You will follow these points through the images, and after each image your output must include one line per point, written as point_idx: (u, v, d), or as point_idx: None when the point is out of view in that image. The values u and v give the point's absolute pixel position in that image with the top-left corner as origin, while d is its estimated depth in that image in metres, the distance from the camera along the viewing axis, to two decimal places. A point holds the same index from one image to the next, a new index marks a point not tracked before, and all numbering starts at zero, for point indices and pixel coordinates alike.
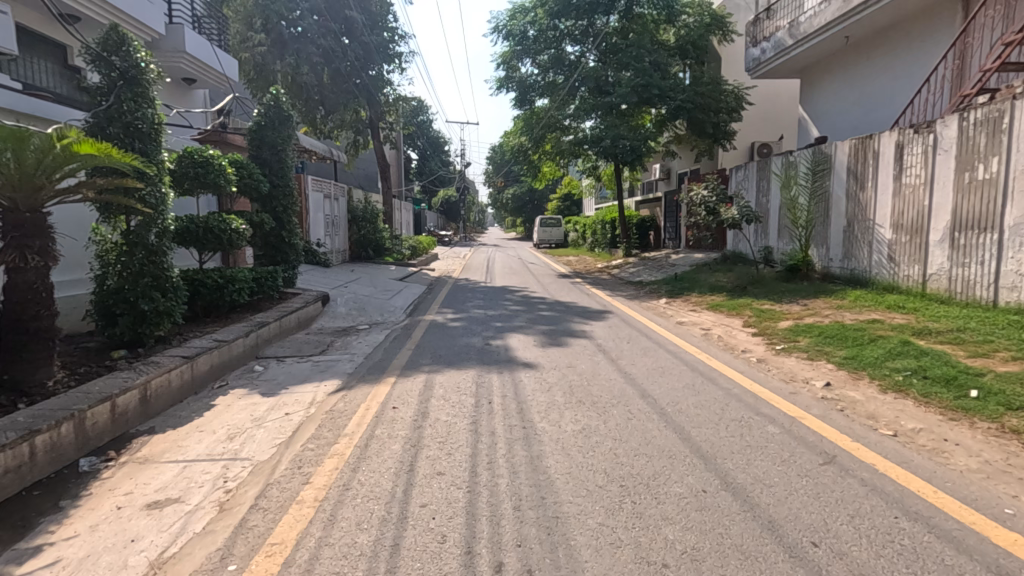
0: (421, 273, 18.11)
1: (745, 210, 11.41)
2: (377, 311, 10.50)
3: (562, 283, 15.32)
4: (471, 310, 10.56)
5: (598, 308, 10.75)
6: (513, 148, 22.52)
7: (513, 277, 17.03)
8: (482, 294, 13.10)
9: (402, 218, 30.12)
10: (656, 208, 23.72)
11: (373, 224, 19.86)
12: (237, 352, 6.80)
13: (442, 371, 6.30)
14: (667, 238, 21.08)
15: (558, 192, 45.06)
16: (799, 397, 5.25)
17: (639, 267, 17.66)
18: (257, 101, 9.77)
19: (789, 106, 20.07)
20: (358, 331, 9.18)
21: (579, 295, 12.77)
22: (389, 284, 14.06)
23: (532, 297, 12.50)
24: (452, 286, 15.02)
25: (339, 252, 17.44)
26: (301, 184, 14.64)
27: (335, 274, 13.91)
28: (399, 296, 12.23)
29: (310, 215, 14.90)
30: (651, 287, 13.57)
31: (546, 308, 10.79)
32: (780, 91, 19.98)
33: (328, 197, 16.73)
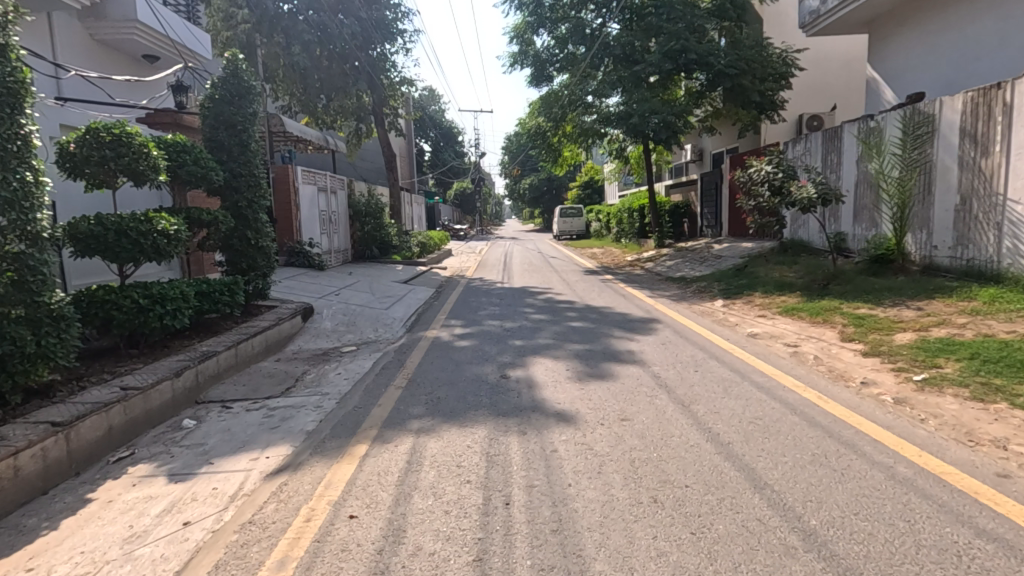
0: (431, 273, 16.22)
1: (823, 187, 8.87)
2: (369, 327, 8.65)
3: (589, 281, 13.29)
4: (484, 322, 8.62)
5: (640, 314, 8.75)
6: (531, 132, 20.46)
7: (534, 274, 15.05)
8: (498, 298, 11.16)
9: (413, 212, 28.27)
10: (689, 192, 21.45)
11: (378, 219, 18.02)
12: (160, 402, 4.94)
13: (437, 427, 4.40)
14: (705, 226, 18.84)
15: (578, 180, 42.74)
16: (1017, 483, 3.18)
17: (677, 260, 15.52)
18: (212, 70, 7.84)
19: (843, 72, 17.57)
20: (342, 355, 7.32)
21: (613, 297, 10.73)
22: (390, 289, 12.21)
23: (557, 300, 10.53)
24: (464, 288, 13.12)
25: (337, 252, 15.69)
26: (290, 177, 12.92)
27: (329, 278, 12.11)
28: (399, 305, 10.37)
29: (299, 211, 13.10)
30: (698, 284, 11.44)
31: (576, 317, 8.81)
32: (831, 55, 17.51)
33: (323, 190, 14.94)
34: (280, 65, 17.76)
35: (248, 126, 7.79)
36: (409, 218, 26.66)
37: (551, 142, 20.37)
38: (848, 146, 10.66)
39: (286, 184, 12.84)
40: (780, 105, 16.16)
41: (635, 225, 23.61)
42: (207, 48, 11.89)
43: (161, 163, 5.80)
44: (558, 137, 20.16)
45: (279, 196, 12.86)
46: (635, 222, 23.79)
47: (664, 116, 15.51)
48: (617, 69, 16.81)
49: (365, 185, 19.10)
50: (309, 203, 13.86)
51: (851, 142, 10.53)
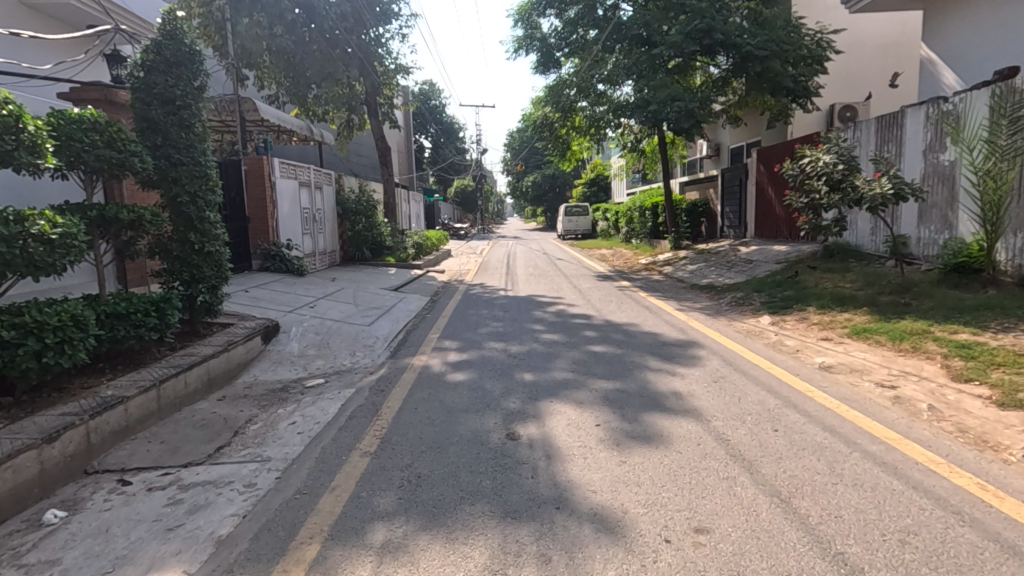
0: (427, 277, 14.70)
1: (899, 181, 7.28)
2: (344, 351, 7.12)
3: (604, 290, 11.76)
4: (484, 344, 7.08)
5: (674, 336, 7.21)
6: (536, 124, 18.99)
7: (540, 280, 13.52)
8: (500, 309, 9.61)
9: (410, 210, 26.72)
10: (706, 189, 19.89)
11: (370, 218, 16.51)
12: (16, 484, 3.41)
13: (412, 542, 2.85)
14: (727, 226, 17.29)
15: (583, 177, 41.11)
16: None
17: (700, 265, 13.99)
18: (146, 30, 6.26)
19: (881, 57, 16.01)
20: (304, 391, 5.78)
21: (636, 310, 9.18)
22: (378, 298, 10.69)
23: (571, 314, 9.01)
24: (464, 296, 11.61)
25: (322, 254, 14.18)
26: (266, 170, 11.38)
27: (307, 285, 10.59)
28: (384, 319, 8.85)
29: (276, 209, 11.66)
30: (733, 295, 9.90)
31: (596, 338, 7.26)
32: (868, 38, 15.95)
33: (306, 185, 13.44)
34: (262, 48, 16.18)
35: (191, 103, 6.22)
36: (405, 216, 25.14)
37: (558, 134, 18.86)
38: (911, 135, 9.07)
39: (260, 178, 11.30)
40: (814, 92, 14.60)
41: (648, 224, 22.08)
42: (156, 16, 10.96)
43: (47, 143, 4.31)
44: (567, 128, 18.65)
45: (252, 191, 11.32)
46: (647, 221, 22.27)
47: (687, 103, 13.95)
48: (632, 53, 15.23)
49: (356, 180, 17.56)
50: (288, 200, 12.33)
51: (917, 128, 8.95)
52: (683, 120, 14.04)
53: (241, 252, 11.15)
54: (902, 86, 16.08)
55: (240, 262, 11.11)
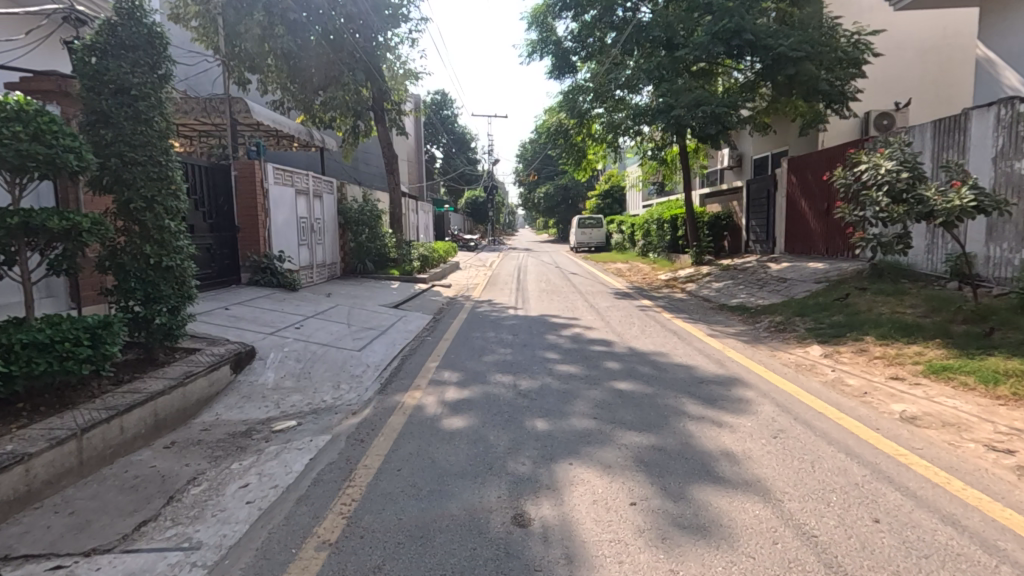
0: (432, 293, 13.77)
1: (979, 191, 6.20)
2: (327, 384, 6.13)
3: (624, 310, 10.71)
4: (489, 378, 6.07)
5: (712, 371, 6.14)
6: (550, 130, 18.14)
7: (553, 298, 12.52)
8: (509, 332, 8.60)
9: (418, 220, 25.89)
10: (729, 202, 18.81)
11: (374, 229, 15.66)
12: None
13: None
14: (754, 241, 16.19)
15: (597, 189, 40.15)
16: None
17: (728, 283, 12.91)
18: (102, 10, 5.39)
19: (916, 64, 15.37)
20: (270, 437, 4.79)
21: (663, 336, 8.13)
22: (375, 316, 9.74)
23: (589, 339, 7.98)
24: (470, 315, 10.63)
25: (319, 267, 13.31)
26: (258, 176, 10.55)
27: (298, 301, 9.68)
28: (378, 343, 7.88)
29: (269, 219, 10.83)
30: (771, 318, 8.81)
31: (619, 371, 6.23)
32: (902, 44, 15.30)
33: (304, 193, 12.61)
34: (265, 51, 15.45)
35: (150, 93, 5.32)
36: (413, 227, 24.30)
37: (573, 142, 17.96)
38: (977, 139, 8.00)
39: (252, 184, 10.46)
40: (850, 97, 13.56)
41: (666, 237, 21.05)
42: None
43: None
44: (584, 133, 17.75)
45: (242, 198, 10.48)
46: (666, 234, 21.22)
47: (713, 108, 12.95)
48: (654, 56, 14.30)
49: (361, 189, 16.74)
50: (282, 208, 11.49)
51: (985, 132, 7.87)
52: (710, 126, 13.03)
53: (228, 264, 10.29)
54: (937, 95, 15.52)
55: (227, 274, 10.24)
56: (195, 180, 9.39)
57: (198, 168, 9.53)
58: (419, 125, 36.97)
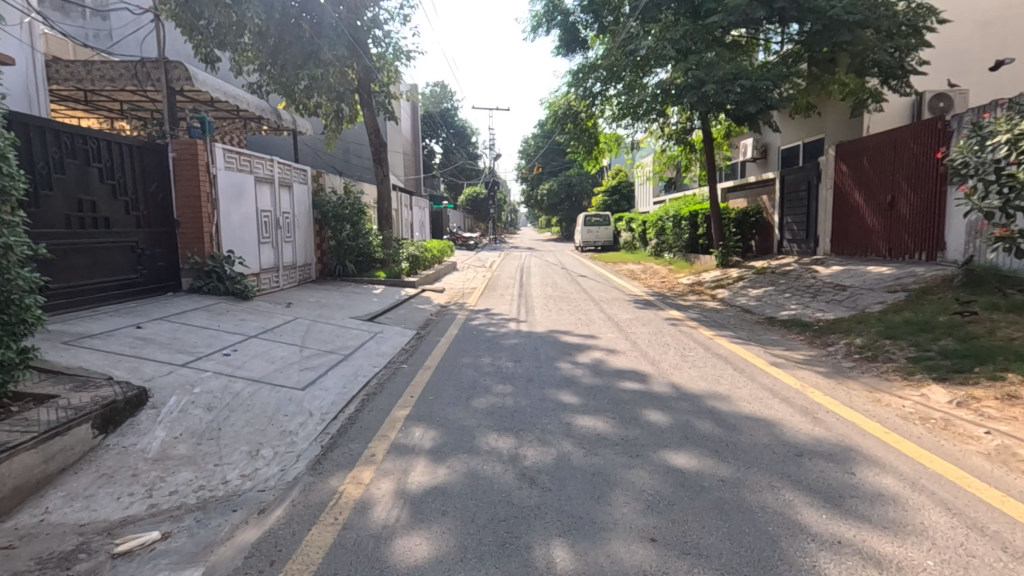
0: (420, 300, 11.84)
1: None
2: (241, 449, 4.17)
3: (651, 324, 8.76)
4: (479, 443, 4.11)
5: (807, 432, 4.18)
6: (556, 113, 16.12)
7: (563, 307, 10.59)
8: (509, 357, 6.66)
9: (412, 217, 23.98)
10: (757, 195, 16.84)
11: (356, 225, 13.76)
12: None
13: None
14: (789, 240, 14.22)
15: (604, 184, 38.18)
16: None
17: (768, 290, 10.97)
18: None
19: (976, 37, 13.40)
20: (104, 569, 2.82)
21: (713, 366, 6.17)
22: (342, 333, 7.79)
23: (614, 370, 6.04)
24: (462, 330, 8.67)
25: (288, 269, 11.42)
26: (203, 161, 8.60)
27: (247, 314, 7.76)
28: (334, 374, 5.93)
29: (218, 211, 8.88)
30: (847, 339, 6.83)
31: (669, 432, 4.26)
32: (961, 15, 13.32)
33: (267, 181, 10.65)
34: (231, 21, 13.50)
35: None
36: (406, 224, 22.39)
37: (583, 127, 15.98)
38: None
39: (195, 169, 8.50)
40: (911, 71, 11.58)
41: (684, 236, 19.12)
42: None
43: None
44: (597, 117, 15.76)
45: (182, 187, 8.51)
46: (683, 233, 19.29)
47: (752, 82, 10.97)
48: (679, 25, 12.31)
49: (342, 180, 14.79)
50: (238, 200, 9.54)
51: None
52: (748, 104, 11.06)
53: (162, 266, 8.30)
54: (999, 74, 13.55)
55: (161, 279, 8.26)
56: (115, 161, 7.44)
57: (121, 147, 7.57)
58: (416, 116, 34.99)
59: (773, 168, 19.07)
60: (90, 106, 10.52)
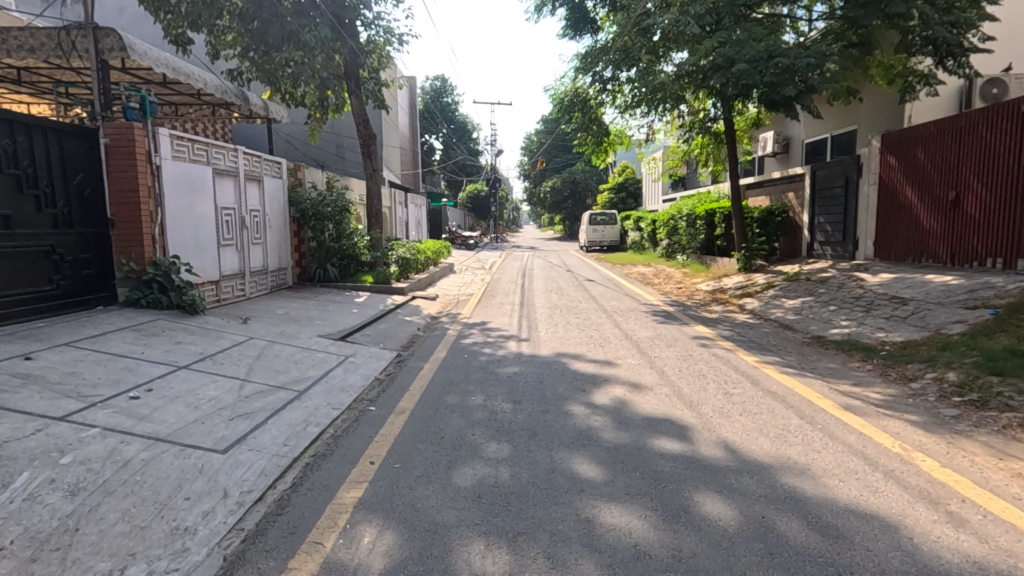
0: (408, 310, 10.43)
1: None
2: (98, 568, 2.74)
3: (677, 345, 7.34)
4: (456, 567, 2.68)
5: (952, 547, 2.77)
6: (561, 102, 14.59)
7: (570, 320, 9.18)
8: (507, 395, 5.24)
9: (407, 215, 22.57)
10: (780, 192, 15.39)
11: (338, 224, 12.37)
12: None
13: None
14: (821, 242, 12.78)
15: (610, 181, 36.72)
16: None
17: (807, 300, 9.53)
18: None
19: None
20: None
21: (772, 413, 4.73)
22: (304, 358, 6.39)
23: (644, 420, 4.61)
24: (451, 351, 7.26)
25: (256, 275, 10.05)
26: (142, 149, 7.18)
27: (188, 334, 6.36)
28: (276, 425, 4.52)
29: (161, 209, 7.48)
30: (935, 374, 5.40)
31: (743, 542, 2.84)
32: None
33: (231, 174, 9.24)
34: None
35: None
36: (399, 222, 20.99)
37: (592, 116, 14.52)
38: None
39: (131, 159, 7.08)
40: (971, 49, 10.12)
41: (699, 236, 17.69)
42: None
43: None
44: (607, 106, 14.30)
45: (116, 179, 7.10)
46: (697, 233, 17.87)
47: (789, 59, 9.49)
48: None
49: (324, 174, 13.36)
50: (189, 195, 8.12)
51: None
52: (784, 86, 9.50)
53: (90, 275, 6.86)
54: None
55: (88, 290, 6.82)
56: (21, 146, 6.03)
57: (32, 129, 6.16)
58: (414, 109, 33.51)
59: (798, 162, 17.74)
60: (25, 86, 9.10)
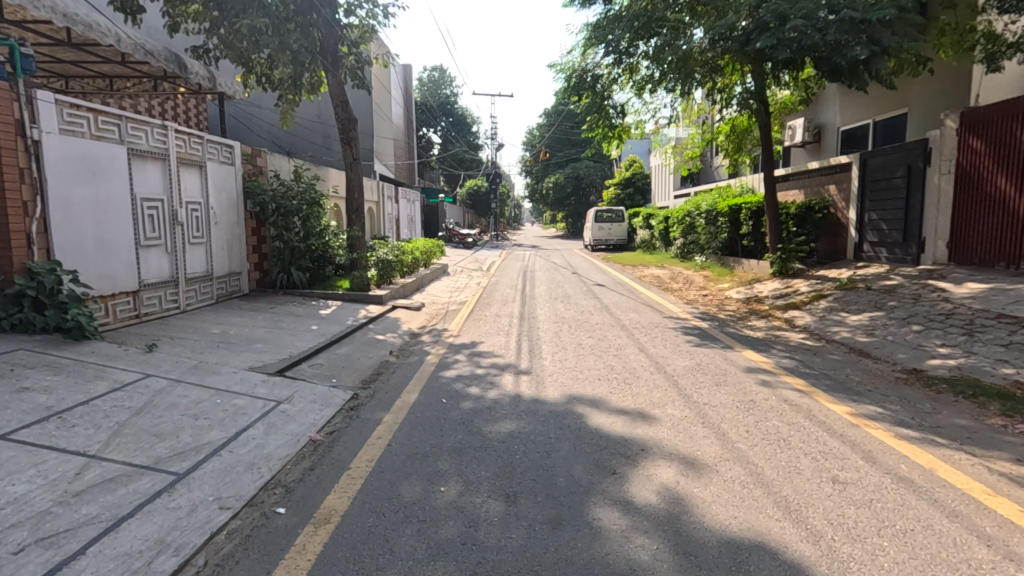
0: (383, 326, 8.56)
1: None
2: None
3: (731, 384, 5.44)
4: None
5: None
6: (567, 81, 12.47)
7: (582, 342, 7.31)
8: (496, 488, 3.37)
9: (397, 211, 20.68)
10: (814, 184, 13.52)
11: (306, 221, 10.55)
12: None
13: None
14: (875, 242, 10.91)
15: (617, 176, 34.73)
16: None
17: (879, 317, 7.65)
18: None
19: None
20: None
21: (935, 533, 2.85)
22: (213, 408, 4.51)
23: (728, 552, 2.71)
24: (425, 392, 5.39)
25: (197, 282, 8.21)
26: (7, 116, 5.31)
27: (47, 374, 4.48)
28: (97, 562, 2.62)
29: (38, 197, 5.61)
30: None
31: None
32: None
33: (158, 157, 7.37)
34: None
35: None
36: (388, 219, 19.07)
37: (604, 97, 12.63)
38: None
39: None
40: None
41: (721, 235, 15.81)
42: None
43: None
44: (622, 85, 12.33)
45: None
46: (719, 232, 15.99)
47: (858, 12, 7.57)
48: None
49: (292, 162, 11.49)
50: (90, 182, 6.26)
51: None
52: (851, 46, 7.61)
53: None
54: None
55: None
56: None
57: None
58: (409, 99, 31.62)
59: (832, 153, 15.91)
60: None
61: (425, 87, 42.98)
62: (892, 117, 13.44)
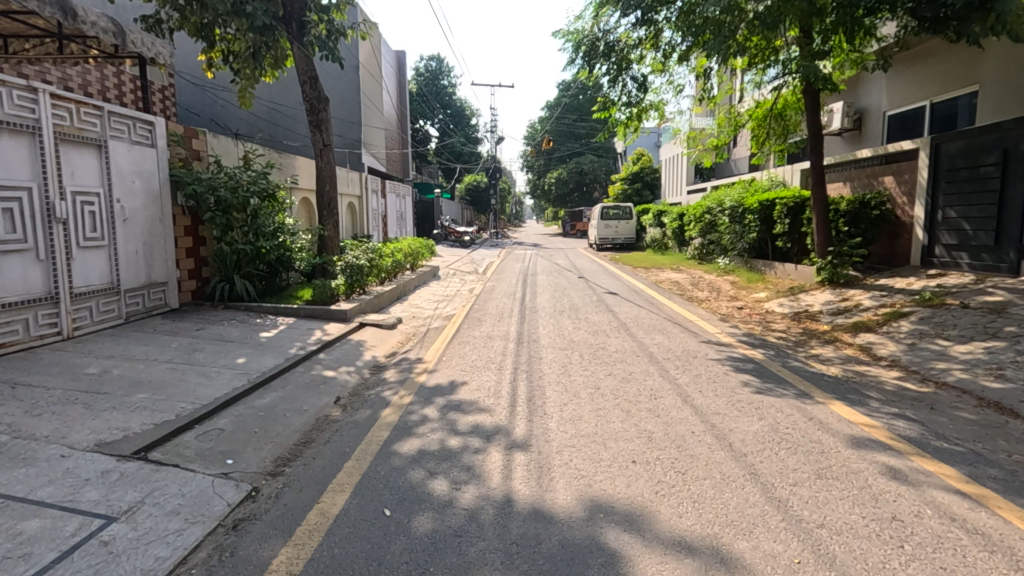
0: (340, 355, 6.59)
1: None
2: None
3: (844, 476, 3.45)
4: None
5: None
6: (576, 52, 10.31)
7: (600, 387, 5.35)
8: None
9: (384, 207, 18.70)
10: (855, 174, 11.55)
11: (256, 217, 8.60)
12: None
13: None
14: (953, 244, 8.94)
15: (624, 171, 32.71)
16: None
17: (1002, 350, 5.66)
18: None
19: None
20: None
21: None
22: None
23: None
24: (364, 487, 3.43)
25: (93, 296, 6.24)
26: None
27: None
28: None
29: None
30: None
31: None
32: None
33: (18, 127, 5.36)
34: None
35: None
36: (373, 215, 17.10)
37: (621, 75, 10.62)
38: None
39: None
40: None
41: (749, 235, 13.83)
42: None
43: None
44: (642, 56, 10.24)
45: None
46: (746, 231, 14.02)
47: None
48: None
49: (242, 146, 9.50)
50: None
51: None
52: None
53: None
54: None
55: None
56: None
57: None
58: (403, 87, 29.58)
59: (877, 141, 13.96)
60: None
61: (422, 77, 40.81)
62: (961, 98, 11.47)
